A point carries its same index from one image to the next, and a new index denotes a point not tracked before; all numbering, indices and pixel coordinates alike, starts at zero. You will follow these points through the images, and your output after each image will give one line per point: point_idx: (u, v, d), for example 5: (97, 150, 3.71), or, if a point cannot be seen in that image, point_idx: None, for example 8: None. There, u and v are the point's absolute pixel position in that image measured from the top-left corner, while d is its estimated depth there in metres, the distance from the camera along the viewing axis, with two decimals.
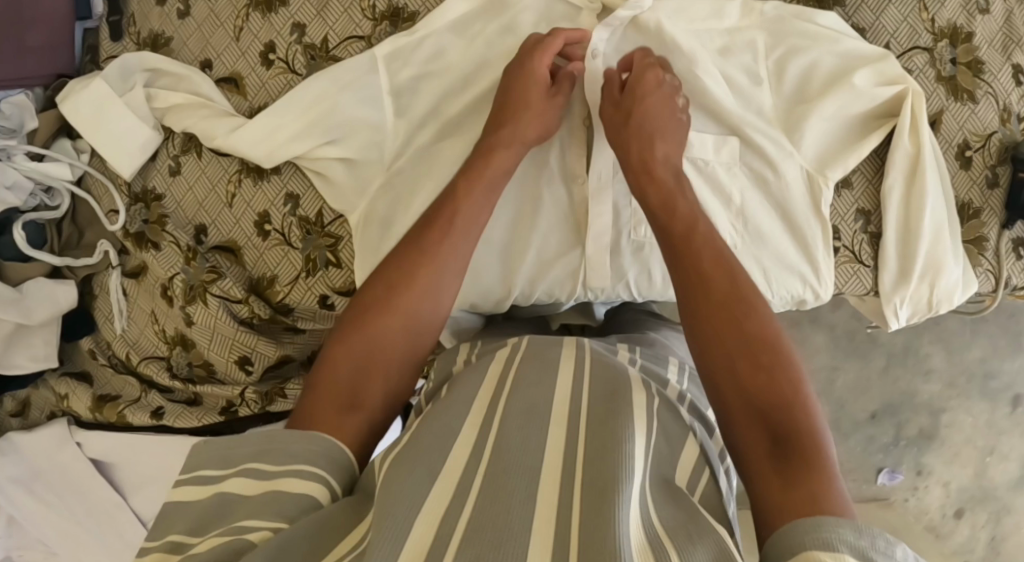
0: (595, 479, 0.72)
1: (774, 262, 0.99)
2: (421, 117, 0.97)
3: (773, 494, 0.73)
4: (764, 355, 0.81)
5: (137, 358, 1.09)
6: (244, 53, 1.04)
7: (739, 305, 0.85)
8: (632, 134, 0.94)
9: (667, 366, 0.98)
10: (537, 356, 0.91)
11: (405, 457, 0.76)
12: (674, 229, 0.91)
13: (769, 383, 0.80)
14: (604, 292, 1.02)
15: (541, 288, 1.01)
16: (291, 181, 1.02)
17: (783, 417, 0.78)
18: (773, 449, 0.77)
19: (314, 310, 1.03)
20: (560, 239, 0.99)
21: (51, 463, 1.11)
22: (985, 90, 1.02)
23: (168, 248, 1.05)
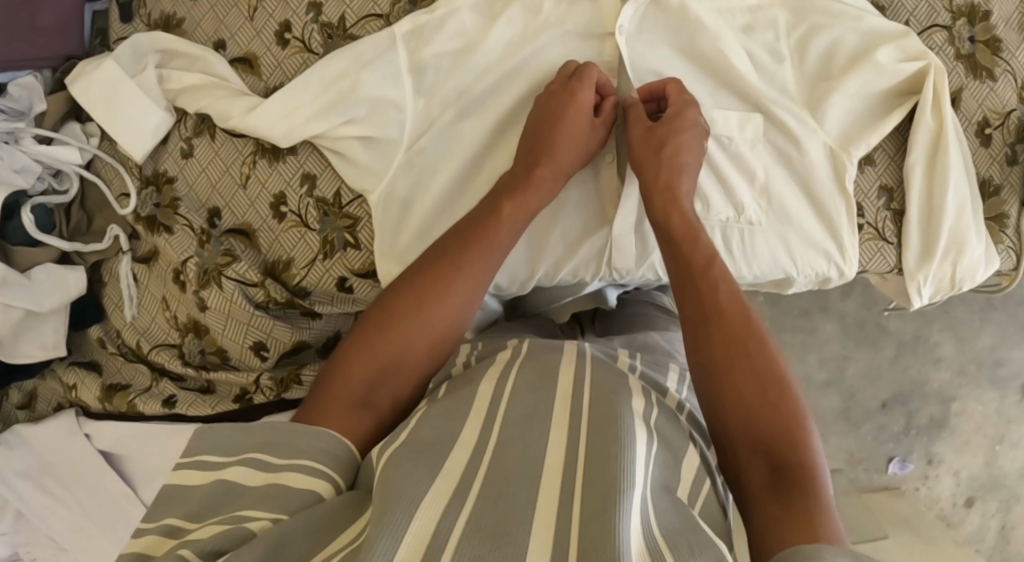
0: (597, 482, 0.70)
1: (799, 239, 0.99)
2: (443, 96, 0.96)
3: (769, 521, 0.75)
4: (771, 390, 0.82)
5: (147, 346, 1.06)
6: (259, 32, 1.02)
7: (750, 339, 0.85)
8: (664, 162, 0.93)
9: (667, 373, 0.96)
10: (535, 361, 0.88)
11: (395, 461, 0.74)
12: (687, 255, 0.91)
13: (773, 419, 0.80)
14: (630, 273, 1.01)
15: (567, 268, 1.00)
16: (308, 161, 1.00)
17: (784, 444, 0.79)
18: (771, 476, 0.78)
19: (332, 293, 1.02)
20: (585, 219, 0.99)
21: (59, 455, 1.09)
22: (1003, 68, 1.01)
23: (182, 232, 1.03)
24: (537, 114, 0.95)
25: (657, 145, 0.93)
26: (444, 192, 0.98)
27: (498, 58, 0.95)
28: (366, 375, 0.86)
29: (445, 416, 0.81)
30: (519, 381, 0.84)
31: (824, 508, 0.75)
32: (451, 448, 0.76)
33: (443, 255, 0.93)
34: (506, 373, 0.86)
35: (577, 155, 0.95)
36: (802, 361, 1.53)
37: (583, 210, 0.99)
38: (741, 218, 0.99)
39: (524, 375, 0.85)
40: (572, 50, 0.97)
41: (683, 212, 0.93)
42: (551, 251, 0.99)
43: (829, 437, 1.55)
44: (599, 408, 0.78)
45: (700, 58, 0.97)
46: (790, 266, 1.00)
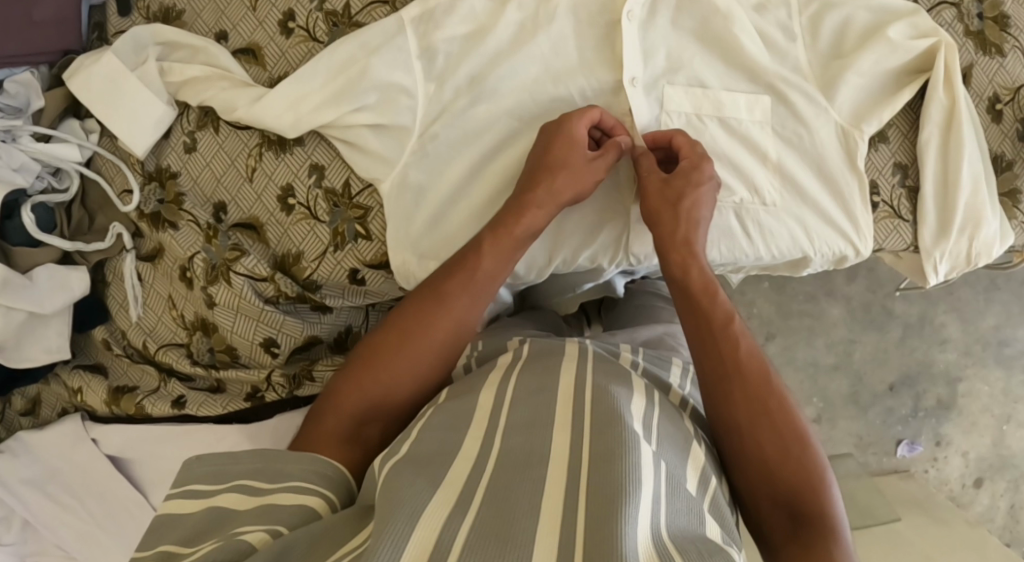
0: (612, 484, 0.68)
1: (813, 218, 0.97)
2: (453, 82, 0.95)
3: None
4: (789, 441, 0.81)
5: (154, 346, 1.04)
6: (262, 22, 1.00)
7: (771, 394, 0.83)
8: (682, 216, 0.91)
9: (670, 368, 0.94)
10: (536, 364, 0.87)
11: (396, 472, 0.73)
12: (705, 313, 0.88)
13: (793, 469, 0.80)
14: (646, 258, 1.00)
15: (585, 254, 0.98)
16: (316, 151, 0.99)
17: (806, 485, 0.79)
18: (791, 515, 0.78)
19: (343, 286, 1.00)
20: (604, 206, 0.97)
21: (65, 461, 1.06)
22: (1012, 44, 1.02)
23: (187, 228, 1.00)
24: (537, 157, 0.93)
25: (673, 200, 0.91)
26: (456, 179, 0.96)
27: (512, 42, 0.95)
28: (355, 410, 0.86)
29: (457, 423, 0.80)
30: (522, 386, 0.83)
31: (841, 546, 0.76)
32: (455, 460, 0.75)
33: (436, 289, 0.91)
34: (505, 380, 0.85)
35: (571, 190, 0.92)
36: (809, 347, 1.52)
37: (600, 193, 0.97)
38: (756, 198, 0.96)
39: (534, 376, 0.84)
40: (586, 28, 0.95)
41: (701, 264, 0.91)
42: (564, 237, 0.97)
43: (837, 421, 1.55)
44: (604, 406, 0.77)
45: (715, 37, 0.94)
46: (806, 245, 0.98)
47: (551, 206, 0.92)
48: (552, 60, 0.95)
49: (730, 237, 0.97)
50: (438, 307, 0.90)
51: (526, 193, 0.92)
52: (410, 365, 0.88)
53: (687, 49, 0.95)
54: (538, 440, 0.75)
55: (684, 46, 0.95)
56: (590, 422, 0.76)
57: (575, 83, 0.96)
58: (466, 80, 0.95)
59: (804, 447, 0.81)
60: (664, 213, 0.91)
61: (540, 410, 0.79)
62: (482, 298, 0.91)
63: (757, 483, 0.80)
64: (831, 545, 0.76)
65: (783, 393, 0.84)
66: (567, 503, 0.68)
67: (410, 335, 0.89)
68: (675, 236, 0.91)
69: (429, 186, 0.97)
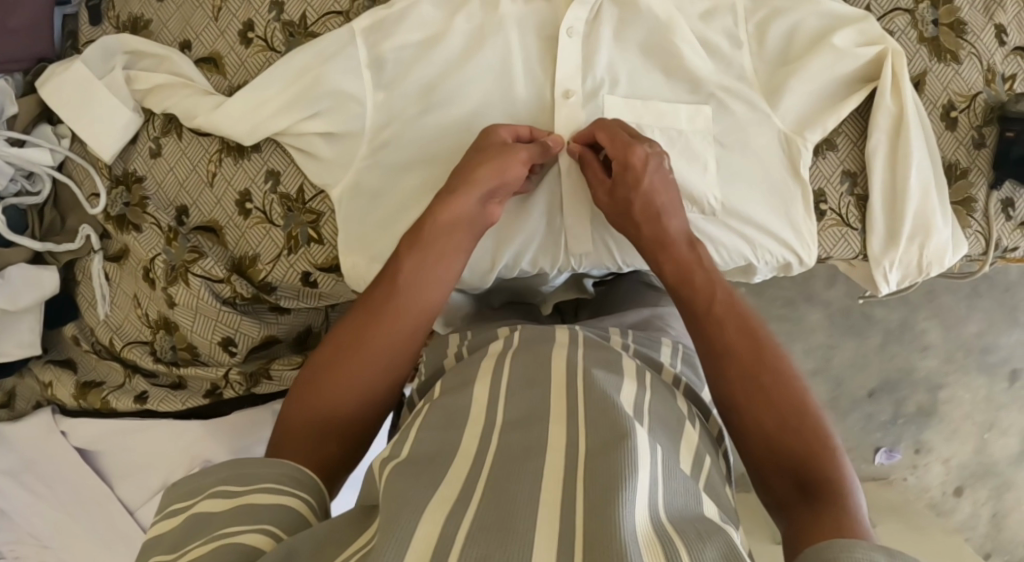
0: (601, 476, 0.69)
1: (751, 229, 0.98)
2: (402, 91, 0.97)
3: (802, 528, 0.74)
4: (783, 403, 0.80)
5: (120, 343, 1.08)
6: (223, 33, 1.04)
7: (767, 358, 0.83)
8: (638, 212, 0.93)
9: (659, 349, 0.97)
10: (531, 353, 0.87)
11: (398, 474, 0.73)
12: (692, 296, 0.90)
13: (793, 429, 0.79)
14: (590, 261, 1.01)
15: (526, 259, 1.00)
16: (272, 158, 1.02)
17: (815, 458, 0.77)
18: (801, 489, 0.76)
19: (297, 288, 1.03)
20: (547, 214, 0.99)
21: (42, 453, 1.09)
22: (968, 51, 1.03)
23: (150, 231, 1.04)
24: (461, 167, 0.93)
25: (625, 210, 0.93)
26: (404, 185, 0.98)
27: (460, 50, 0.97)
28: (303, 424, 0.85)
29: (454, 418, 0.81)
30: (514, 378, 0.84)
31: (851, 504, 0.74)
32: (454, 458, 0.75)
33: (371, 296, 0.90)
34: (500, 368, 0.86)
35: (491, 180, 0.91)
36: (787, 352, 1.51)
37: (544, 199, 0.98)
38: (696, 207, 0.97)
39: (526, 361, 0.85)
40: (532, 38, 0.97)
41: (676, 254, 0.92)
42: (505, 243, 0.98)
43: None
44: (594, 398, 0.78)
45: (662, 44, 0.96)
46: (742, 251, 0.98)
47: (471, 194, 0.91)
48: (500, 67, 0.96)
49: None
50: (389, 295, 0.89)
51: (450, 191, 0.92)
52: (354, 369, 0.87)
53: (632, 61, 0.97)
54: (534, 435, 0.76)
55: (628, 57, 0.97)
56: (584, 412, 0.76)
57: (520, 94, 0.97)
58: (414, 88, 0.97)
59: (801, 406, 0.80)
60: (619, 212, 0.94)
61: (530, 406, 0.80)
62: (413, 294, 0.90)
63: (769, 464, 0.79)
64: (842, 502, 0.74)
65: (780, 356, 0.84)
66: (564, 489, 0.69)
67: (348, 341, 0.88)
68: (641, 237, 0.93)
69: (376, 189, 0.98)
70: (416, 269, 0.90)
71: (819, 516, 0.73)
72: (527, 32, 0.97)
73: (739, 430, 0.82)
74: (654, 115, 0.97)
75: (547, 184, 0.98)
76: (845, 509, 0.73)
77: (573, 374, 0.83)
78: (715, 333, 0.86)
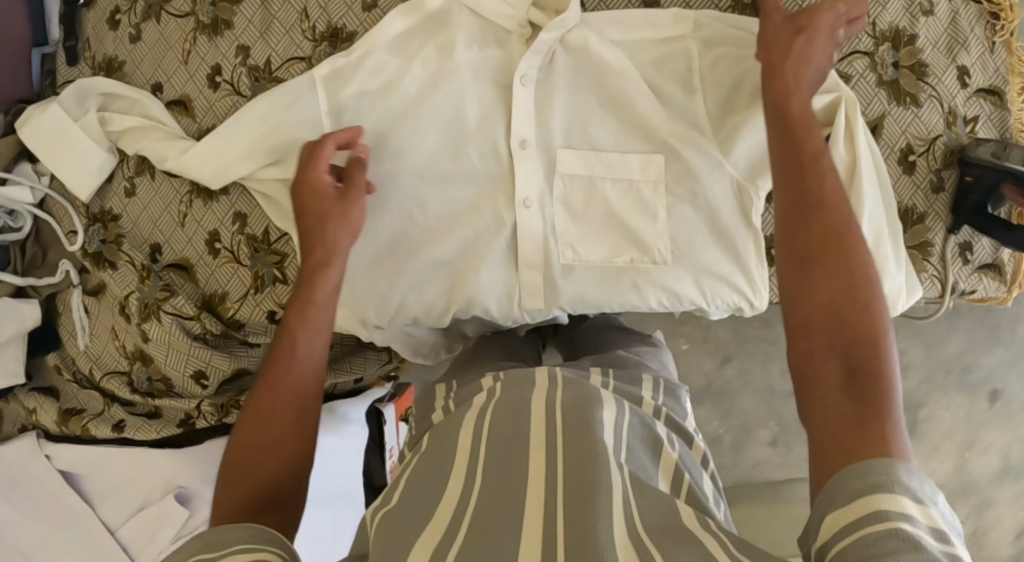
0: (576, 493, 0.69)
1: (697, 278, 0.99)
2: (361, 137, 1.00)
3: (828, 431, 0.67)
4: (845, 306, 0.71)
5: (99, 374, 1.13)
6: (192, 76, 1.08)
7: (839, 251, 0.73)
8: (791, 65, 0.83)
9: (641, 384, 0.99)
10: (518, 385, 0.87)
11: (384, 520, 0.76)
12: (795, 145, 0.78)
13: (841, 294, 0.71)
14: (544, 315, 1.01)
15: (478, 308, 1.01)
16: (239, 200, 1.05)
17: (873, 383, 0.67)
18: (843, 380, 0.68)
19: (265, 325, 1.07)
20: (504, 261, 0.99)
21: (26, 472, 1.14)
22: (928, 93, 1.03)
23: (125, 268, 1.08)
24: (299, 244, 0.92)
25: (784, 134, 0.79)
26: (361, 229, 1.01)
27: (416, 97, 0.99)
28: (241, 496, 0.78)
29: (442, 450, 0.81)
30: (499, 412, 0.83)
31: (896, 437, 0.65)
32: (446, 480, 0.78)
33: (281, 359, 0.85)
34: (489, 399, 0.86)
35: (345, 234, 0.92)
36: (765, 371, 1.51)
37: (499, 247, 0.99)
38: (646, 255, 0.99)
39: (514, 388, 0.86)
40: (487, 86, 0.99)
41: (805, 102, 0.81)
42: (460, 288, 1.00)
43: (794, 445, 1.54)
44: (571, 420, 0.78)
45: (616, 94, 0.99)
46: (688, 299, 1.00)
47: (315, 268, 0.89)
48: (456, 114, 0.99)
49: (621, 294, 0.99)
50: (285, 351, 0.85)
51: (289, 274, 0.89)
52: (266, 429, 0.81)
53: (586, 109, 0.99)
54: (517, 460, 0.76)
55: (581, 104, 0.99)
56: (562, 434, 0.76)
57: (473, 141, 0.99)
58: (372, 134, 1.00)
59: (872, 300, 0.71)
60: (788, 143, 0.78)
61: (515, 415, 0.81)
62: (317, 353, 0.85)
63: (820, 386, 0.69)
64: (884, 425, 0.65)
65: (865, 261, 0.73)
66: (542, 505, 0.70)
67: (259, 405, 0.82)
68: (789, 113, 0.80)
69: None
70: (316, 325, 0.86)
71: (857, 412, 0.66)
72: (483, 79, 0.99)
73: (792, 276, 0.74)
74: (609, 162, 0.99)
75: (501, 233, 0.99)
76: (888, 391, 0.67)
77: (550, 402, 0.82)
78: (797, 208, 0.75)
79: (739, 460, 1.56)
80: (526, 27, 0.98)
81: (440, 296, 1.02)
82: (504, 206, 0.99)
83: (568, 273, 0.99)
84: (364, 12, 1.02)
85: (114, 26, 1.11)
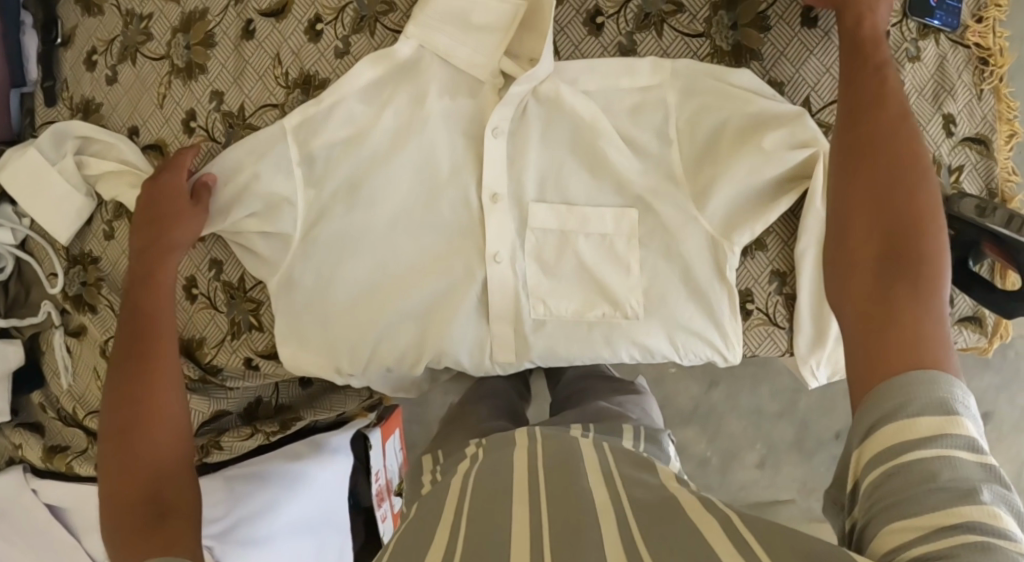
0: (563, 540, 0.69)
1: (668, 332, 0.98)
2: (331, 186, 0.99)
3: (868, 347, 0.71)
4: (900, 237, 0.75)
5: (82, 412, 1.13)
6: (168, 120, 1.07)
7: (910, 169, 0.79)
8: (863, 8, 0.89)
9: (621, 433, 0.99)
10: (498, 450, 0.88)
11: None
12: (859, 84, 0.87)
13: (908, 208, 0.77)
14: (513, 367, 1.02)
15: (448, 360, 1.01)
16: (214, 247, 1.06)
17: (910, 268, 0.73)
18: (878, 256, 0.76)
19: (241, 371, 1.08)
20: (476, 315, 0.99)
21: (11, 505, 1.16)
22: None
23: (104, 312, 1.09)
24: (139, 263, 1.00)
25: (861, 67, 0.88)
26: (332, 278, 1.00)
27: (387, 148, 0.98)
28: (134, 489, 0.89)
29: (430, 508, 0.81)
30: (483, 469, 0.84)
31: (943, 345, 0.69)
32: (434, 530, 0.76)
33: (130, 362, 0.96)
34: (474, 463, 0.86)
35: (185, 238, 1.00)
36: (753, 394, 1.50)
37: (470, 301, 0.99)
38: (618, 310, 0.98)
39: (498, 452, 0.87)
40: (457, 136, 0.98)
41: (880, 51, 0.89)
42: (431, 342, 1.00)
43: (782, 466, 1.53)
44: (553, 476, 0.79)
45: (592, 142, 0.97)
46: (657, 352, 1.00)
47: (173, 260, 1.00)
48: (427, 167, 0.98)
49: (592, 346, 1.00)
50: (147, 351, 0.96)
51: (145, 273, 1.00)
52: (153, 426, 0.92)
53: (559, 160, 0.98)
54: (500, 508, 0.75)
55: (555, 155, 0.98)
56: (546, 486, 0.77)
57: (444, 191, 0.98)
58: (342, 184, 0.99)
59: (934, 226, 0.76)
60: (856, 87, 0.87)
61: (497, 477, 0.81)
62: (151, 351, 0.96)
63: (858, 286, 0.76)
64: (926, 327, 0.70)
65: (926, 187, 0.78)
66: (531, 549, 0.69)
67: (144, 405, 0.93)
68: (867, 57, 0.88)
69: (307, 283, 1.01)
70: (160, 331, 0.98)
71: (888, 326, 0.71)
72: (454, 129, 0.98)
73: (845, 182, 0.81)
74: (580, 215, 0.98)
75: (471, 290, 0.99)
76: (925, 312, 0.71)
77: (534, 460, 0.83)
78: (860, 113, 0.84)
79: (726, 482, 1.55)
80: (498, 78, 0.97)
81: (412, 346, 1.01)
82: (475, 259, 0.98)
83: (540, 327, 0.99)
84: (337, 59, 1.02)
85: (91, 66, 1.11)
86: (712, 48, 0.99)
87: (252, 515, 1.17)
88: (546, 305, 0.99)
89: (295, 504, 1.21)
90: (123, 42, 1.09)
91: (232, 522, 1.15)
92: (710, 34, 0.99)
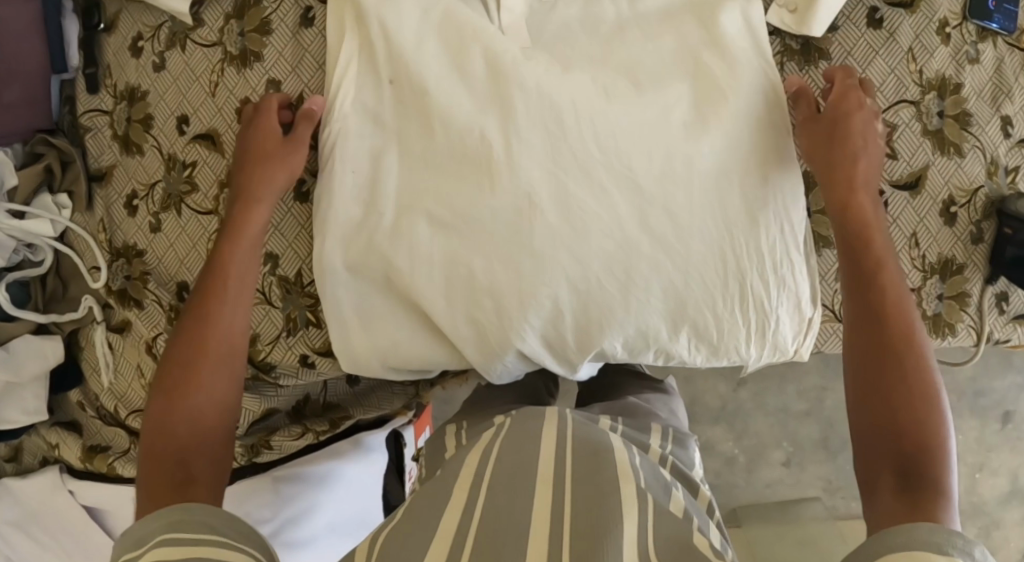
0: (583, 533, 0.72)
1: (780, 292, 0.93)
2: (539, 96, 0.90)
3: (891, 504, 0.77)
4: (902, 416, 0.82)
5: (124, 412, 1.08)
6: (220, 108, 1.03)
7: (904, 356, 0.85)
8: (844, 153, 0.93)
9: (648, 433, 0.96)
10: (525, 422, 0.86)
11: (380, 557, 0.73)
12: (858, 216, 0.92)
13: (906, 406, 0.83)
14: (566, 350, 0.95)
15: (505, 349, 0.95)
16: (270, 241, 1.03)
17: (916, 471, 0.79)
18: (895, 462, 0.80)
19: (296, 367, 1.05)
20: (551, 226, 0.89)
21: (47, 507, 1.13)
22: (972, 143, 1.02)
23: (151, 307, 1.06)
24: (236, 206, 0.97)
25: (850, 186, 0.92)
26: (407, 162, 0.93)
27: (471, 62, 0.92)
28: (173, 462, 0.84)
29: (442, 486, 0.81)
30: (505, 445, 0.83)
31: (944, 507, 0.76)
32: (446, 504, 0.78)
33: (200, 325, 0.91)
34: (494, 440, 0.85)
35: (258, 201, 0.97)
36: (779, 394, 1.51)
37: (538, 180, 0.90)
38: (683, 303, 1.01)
39: (524, 423, 0.86)
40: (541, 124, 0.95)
41: (863, 205, 0.92)
42: (492, 288, 0.90)
43: (807, 466, 1.54)
44: (578, 469, 0.79)
45: (708, 30, 0.93)
46: (730, 300, 0.92)
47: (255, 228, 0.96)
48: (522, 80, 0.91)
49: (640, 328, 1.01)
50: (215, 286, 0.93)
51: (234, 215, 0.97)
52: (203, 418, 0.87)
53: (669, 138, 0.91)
54: (521, 498, 0.76)
55: (688, 49, 0.93)
56: (570, 480, 0.78)
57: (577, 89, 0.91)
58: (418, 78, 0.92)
59: (917, 420, 0.82)
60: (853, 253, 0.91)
61: (524, 456, 0.81)
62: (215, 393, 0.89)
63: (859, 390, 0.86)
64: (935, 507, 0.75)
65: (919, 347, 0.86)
66: (550, 542, 0.71)
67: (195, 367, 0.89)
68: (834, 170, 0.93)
69: (384, 163, 0.93)
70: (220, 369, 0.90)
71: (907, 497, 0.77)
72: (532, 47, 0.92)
73: (861, 374, 0.86)
74: (715, 112, 0.92)
75: (583, 139, 0.90)
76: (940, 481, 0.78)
77: (561, 442, 0.83)
78: (873, 318, 0.88)
79: (752, 480, 1.56)
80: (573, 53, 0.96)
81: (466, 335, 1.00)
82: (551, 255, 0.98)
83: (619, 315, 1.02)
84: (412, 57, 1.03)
85: (137, 53, 1.07)
86: (782, 47, 1.01)
87: (298, 516, 1.16)
88: (646, 188, 0.90)
89: (335, 505, 1.21)
90: (171, 28, 1.06)
91: (279, 524, 1.15)
92: (782, 34, 1.01)
